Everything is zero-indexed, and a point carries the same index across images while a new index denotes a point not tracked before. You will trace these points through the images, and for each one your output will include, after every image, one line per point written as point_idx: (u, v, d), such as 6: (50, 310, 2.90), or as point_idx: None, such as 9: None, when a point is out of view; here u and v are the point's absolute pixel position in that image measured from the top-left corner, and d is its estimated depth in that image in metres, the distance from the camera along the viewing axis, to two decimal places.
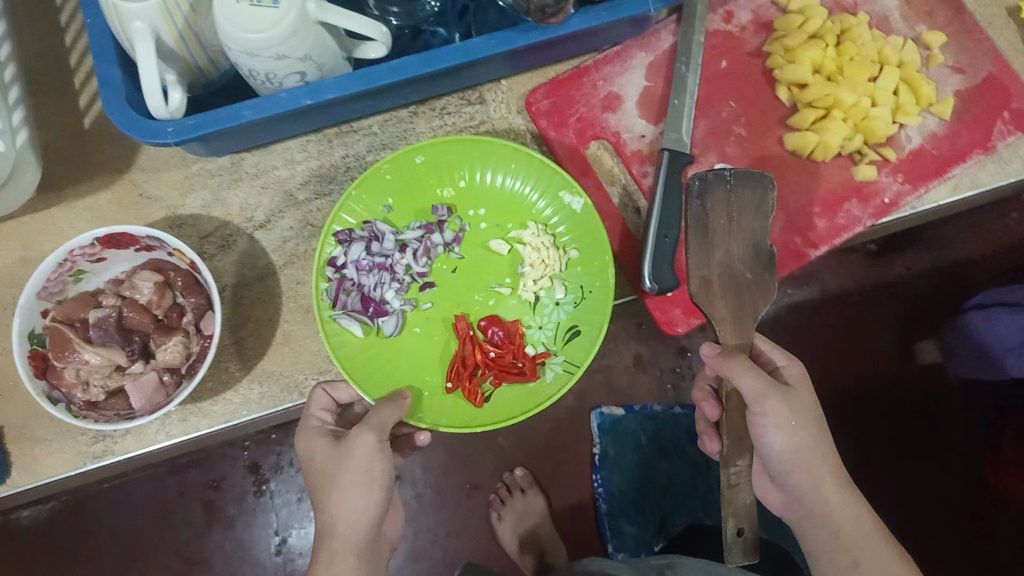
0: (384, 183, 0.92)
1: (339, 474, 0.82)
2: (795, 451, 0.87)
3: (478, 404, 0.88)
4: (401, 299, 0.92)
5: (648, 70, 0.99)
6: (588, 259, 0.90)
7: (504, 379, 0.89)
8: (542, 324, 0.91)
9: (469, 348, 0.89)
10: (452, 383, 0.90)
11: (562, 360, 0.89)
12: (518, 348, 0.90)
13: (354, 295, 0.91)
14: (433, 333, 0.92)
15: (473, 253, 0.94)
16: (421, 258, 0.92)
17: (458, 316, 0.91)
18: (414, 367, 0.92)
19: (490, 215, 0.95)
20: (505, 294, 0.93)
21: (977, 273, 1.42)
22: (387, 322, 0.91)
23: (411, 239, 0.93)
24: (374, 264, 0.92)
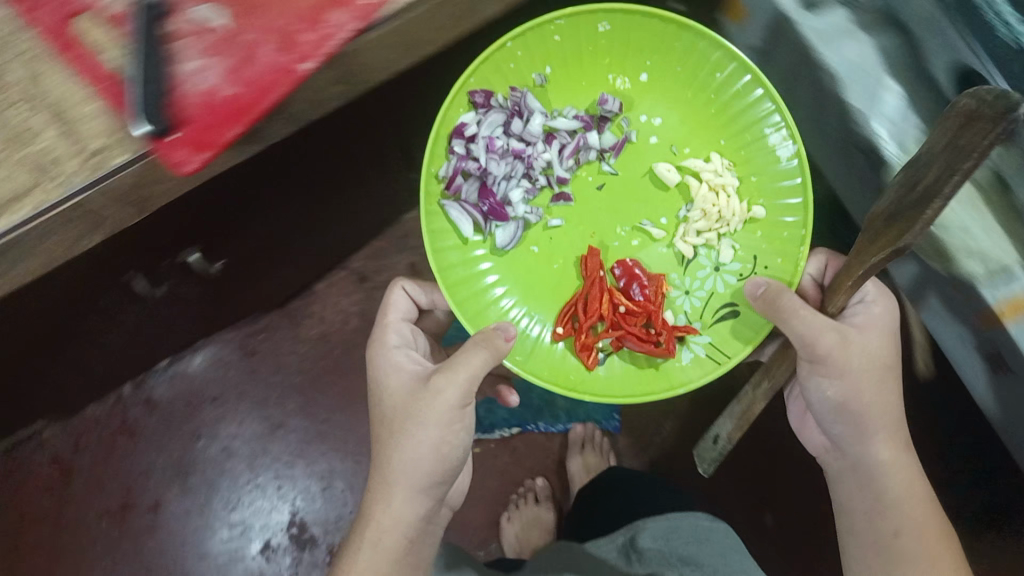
0: (552, 44, 0.84)
1: (410, 442, 0.72)
2: (842, 406, 0.75)
3: (588, 365, 0.85)
4: (527, 206, 0.87)
5: None
6: (772, 226, 0.86)
7: (623, 344, 0.84)
8: (689, 289, 0.87)
9: (599, 297, 0.84)
10: (563, 329, 0.86)
11: (706, 339, 0.86)
12: (658, 312, 0.84)
13: (472, 183, 0.86)
14: (557, 261, 0.89)
15: (632, 169, 0.88)
16: (564, 159, 0.87)
17: (591, 250, 0.86)
18: (530, 293, 0.89)
19: (665, 126, 0.89)
20: (653, 236, 0.87)
21: None
22: (500, 233, 0.87)
23: (560, 128, 0.86)
24: (507, 149, 0.86)
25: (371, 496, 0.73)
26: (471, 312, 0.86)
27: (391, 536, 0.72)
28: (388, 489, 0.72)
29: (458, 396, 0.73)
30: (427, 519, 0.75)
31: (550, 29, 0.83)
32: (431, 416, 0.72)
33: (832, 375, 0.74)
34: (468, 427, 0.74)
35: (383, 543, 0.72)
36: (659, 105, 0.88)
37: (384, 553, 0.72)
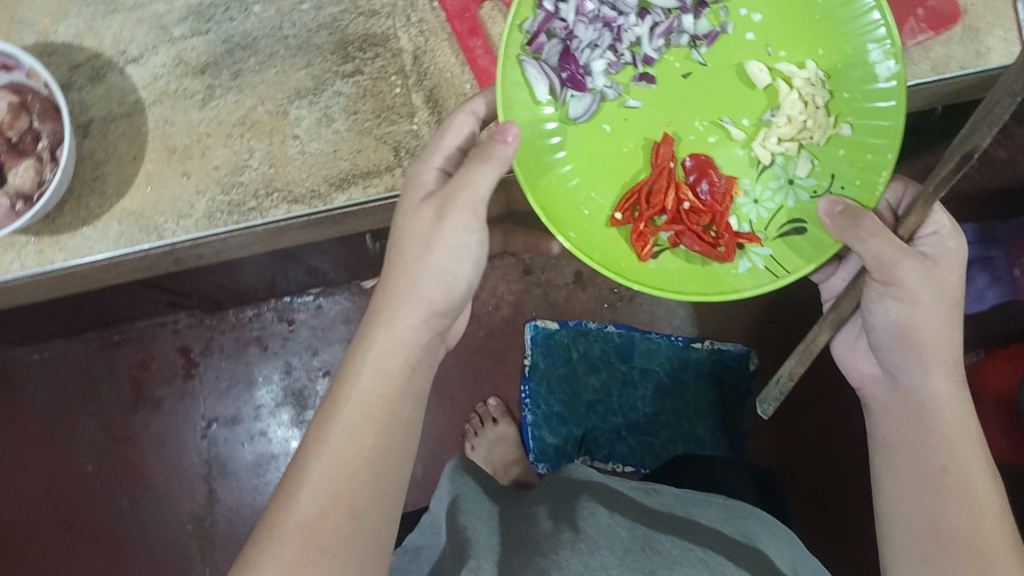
0: None
1: (421, 274, 0.63)
2: (906, 332, 0.64)
3: (643, 257, 0.69)
4: (607, 79, 0.70)
5: None
6: (857, 147, 0.68)
7: (683, 242, 0.69)
8: (759, 200, 0.71)
9: (663, 170, 0.70)
10: (620, 215, 0.70)
11: (769, 254, 0.69)
12: (724, 213, 0.70)
13: (558, 45, 0.68)
14: (625, 143, 0.71)
15: (722, 62, 0.70)
16: (657, 39, 0.69)
17: (665, 137, 0.70)
18: (594, 174, 0.71)
19: (767, 24, 0.69)
20: (732, 137, 0.71)
21: None
22: (576, 102, 0.69)
23: (657, 6, 0.68)
24: (597, 14, 0.69)
25: (375, 307, 0.64)
26: (541, 188, 0.68)
27: (363, 440, 0.60)
28: (401, 236, 0.64)
29: (467, 216, 0.62)
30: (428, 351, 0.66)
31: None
32: (442, 242, 0.63)
33: (897, 300, 0.63)
34: (477, 253, 0.65)
35: (392, 357, 0.63)
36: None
37: (376, 444, 0.60)
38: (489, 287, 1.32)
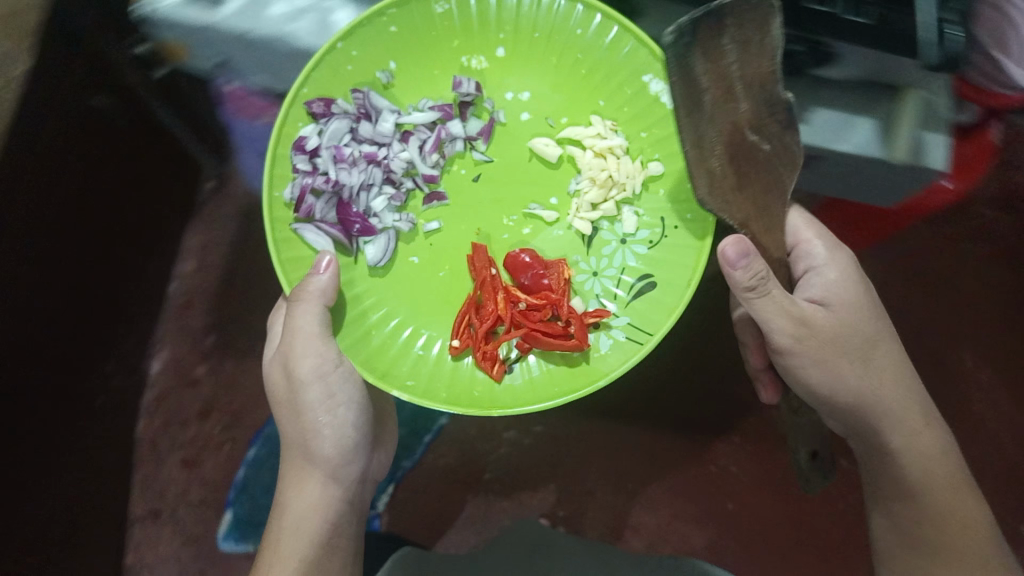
0: (392, 39, 0.69)
1: (305, 426, 0.65)
2: (821, 394, 0.63)
3: (496, 377, 0.65)
4: (396, 214, 0.69)
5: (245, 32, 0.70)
6: (673, 181, 0.68)
7: (535, 344, 0.64)
8: (597, 271, 0.69)
9: (490, 285, 0.67)
10: (461, 342, 0.67)
11: (623, 325, 0.67)
12: (562, 299, 0.66)
13: (330, 198, 0.67)
14: (440, 265, 0.69)
15: (510, 154, 0.71)
16: (432, 155, 0.69)
17: (475, 247, 0.68)
18: (418, 312, 0.69)
19: (537, 101, 0.71)
20: (546, 219, 0.70)
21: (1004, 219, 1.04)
22: (372, 246, 0.68)
23: (418, 125, 0.69)
24: (357, 156, 0.69)
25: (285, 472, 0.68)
26: (362, 343, 0.67)
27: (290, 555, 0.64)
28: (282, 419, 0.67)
29: (313, 364, 0.63)
30: (350, 481, 0.69)
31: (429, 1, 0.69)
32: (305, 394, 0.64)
33: (818, 364, 0.61)
34: (349, 389, 0.65)
35: (299, 498, 0.66)
36: (529, 79, 0.71)
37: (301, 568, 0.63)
38: None
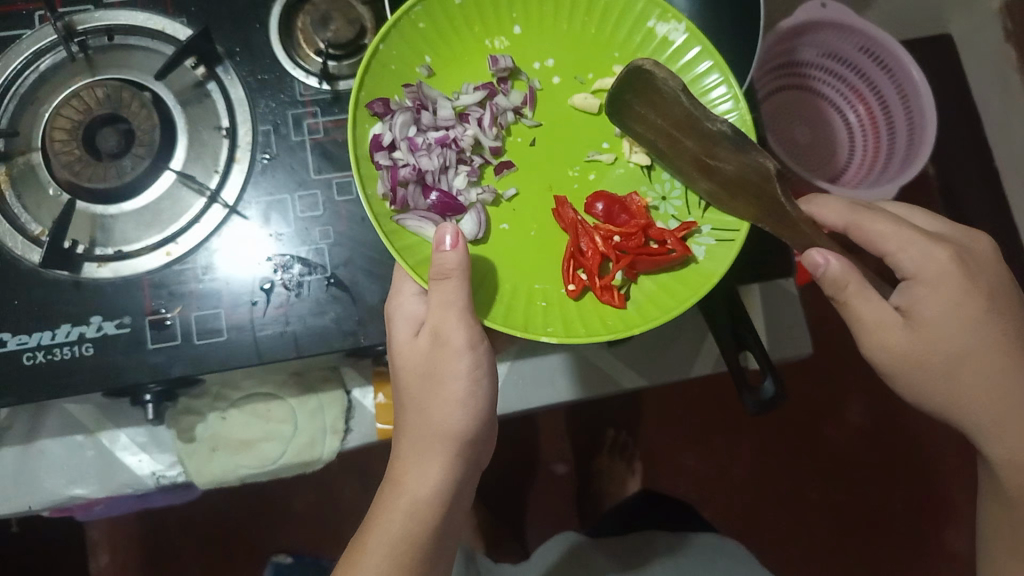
0: (419, 35, 0.62)
1: (437, 411, 0.56)
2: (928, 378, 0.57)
3: (619, 307, 0.59)
4: (477, 187, 0.63)
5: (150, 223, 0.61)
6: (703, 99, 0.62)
7: (641, 268, 0.60)
8: (666, 196, 0.63)
9: (586, 232, 0.61)
10: (576, 286, 0.60)
11: (711, 229, 0.61)
12: (651, 223, 0.61)
13: (414, 184, 0.61)
14: (529, 227, 0.63)
15: (556, 114, 0.65)
16: (490, 128, 0.63)
17: (558, 198, 0.62)
18: (522, 269, 0.62)
19: (564, 64, 0.66)
20: (607, 161, 0.64)
21: None
22: (466, 222, 0.61)
23: (470, 104, 0.64)
24: (430, 140, 0.63)
25: (399, 458, 0.57)
26: (495, 301, 0.59)
27: (399, 531, 0.55)
28: (416, 398, 0.57)
29: (466, 336, 0.55)
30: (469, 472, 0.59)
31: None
32: (447, 370, 0.55)
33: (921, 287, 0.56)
34: (490, 367, 0.57)
35: (409, 493, 0.56)
36: (548, 46, 0.66)
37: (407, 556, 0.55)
38: (254, 538, 1.19)
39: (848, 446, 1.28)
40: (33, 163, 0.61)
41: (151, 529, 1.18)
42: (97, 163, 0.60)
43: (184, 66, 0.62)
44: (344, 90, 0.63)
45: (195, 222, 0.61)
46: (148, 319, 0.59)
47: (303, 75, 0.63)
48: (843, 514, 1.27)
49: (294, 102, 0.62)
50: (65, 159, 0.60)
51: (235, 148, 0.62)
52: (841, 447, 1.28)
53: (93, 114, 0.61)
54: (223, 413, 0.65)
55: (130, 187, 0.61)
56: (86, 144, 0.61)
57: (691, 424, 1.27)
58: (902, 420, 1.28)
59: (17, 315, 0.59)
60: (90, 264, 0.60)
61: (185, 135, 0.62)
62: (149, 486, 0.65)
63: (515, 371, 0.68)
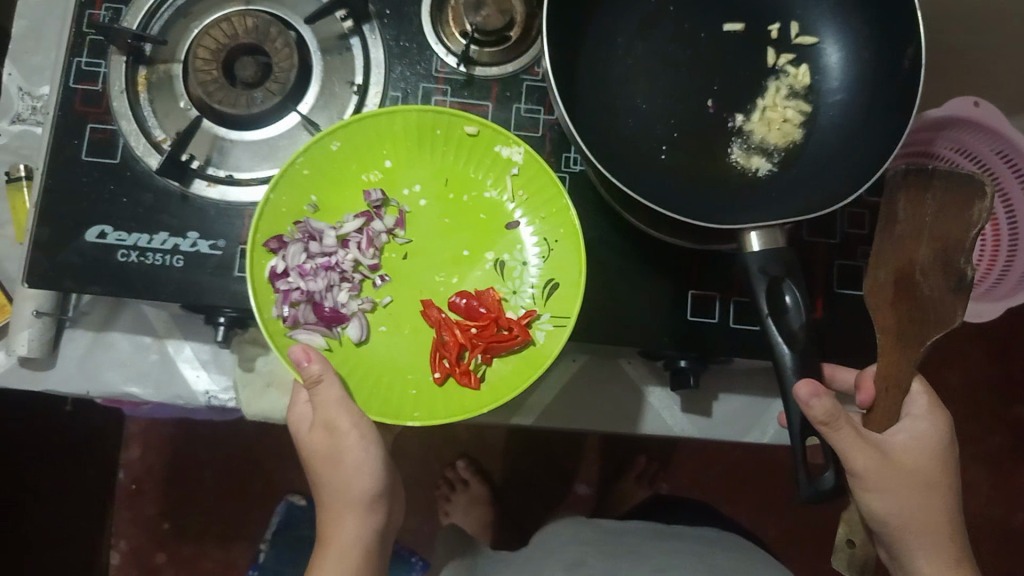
0: (301, 179, 0.60)
1: (353, 479, 0.58)
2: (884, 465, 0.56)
3: (476, 389, 0.60)
4: (357, 298, 0.61)
5: (262, 158, 0.63)
6: (540, 202, 0.62)
7: (495, 353, 0.60)
8: (518, 291, 0.62)
9: (445, 326, 0.60)
10: (439, 373, 0.60)
11: (551, 315, 0.60)
12: (501, 313, 0.61)
13: (303, 304, 0.60)
14: (403, 328, 0.62)
15: (427, 233, 0.63)
16: (368, 250, 0.62)
17: (426, 302, 0.61)
18: (395, 378, 0.61)
19: (428, 193, 0.64)
20: (464, 266, 0.63)
21: None
22: (351, 327, 0.60)
23: (351, 231, 0.62)
24: (315, 265, 0.61)
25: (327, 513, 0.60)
26: (372, 393, 0.59)
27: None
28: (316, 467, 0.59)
29: (348, 415, 0.56)
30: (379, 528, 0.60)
31: (322, 140, 0.60)
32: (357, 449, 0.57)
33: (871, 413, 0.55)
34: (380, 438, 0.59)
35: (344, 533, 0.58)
36: (415, 176, 0.64)
37: None
38: (279, 470, 1.23)
39: None
40: (173, 73, 0.63)
41: (186, 441, 1.22)
42: (230, 89, 0.62)
43: (334, 17, 0.64)
44: (479, 75, 0.64)
45: None
46: (241, 247, 0.61)
47: (444, 52, 0.64)
48: None
49: (428, 75, 0.64)
50: (202, 77, 0.62)
51: (362, 107, 0.63)
52: None
53: (236, 41, 0.62)
54: None
55: (256, 119, 0.62)
56: (224, 68, 0.63)
57: (720, 480, 1.24)
58: None
59: (122, 212, 0.61)
60: (200, 180, 0.62)
61: (318, 83, 0.64)
62: (200, 403, 0.67)
63: (574, 385, 0.69)
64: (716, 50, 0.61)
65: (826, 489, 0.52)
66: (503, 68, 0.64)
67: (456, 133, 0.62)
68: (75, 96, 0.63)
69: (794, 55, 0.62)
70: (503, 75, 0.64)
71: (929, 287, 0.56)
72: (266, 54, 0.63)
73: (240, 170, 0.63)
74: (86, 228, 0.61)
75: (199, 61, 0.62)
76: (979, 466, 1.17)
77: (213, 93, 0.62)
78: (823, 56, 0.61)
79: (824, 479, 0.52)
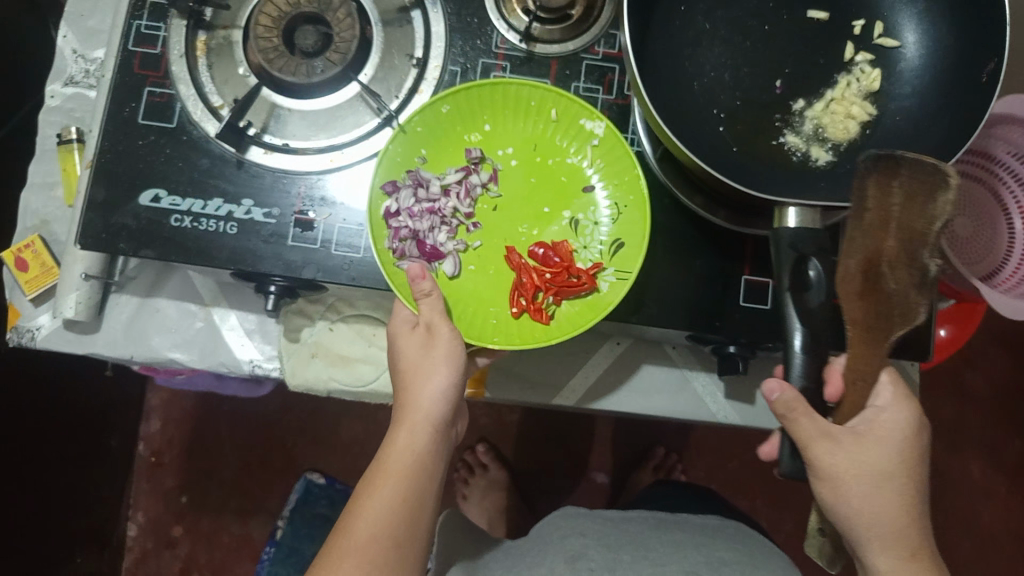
0: (414, 133, 0.63)
1: (435, 378, 0.56)
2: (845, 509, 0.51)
3: (546, 323, 0.61)
4: (454, 241, 0.63)
5: (318, 128, 0.63)
6: (614, 169, 0.63)
7: (564, 297, 0.61)
8: (589, 246, 0.64)
9: (524, 268, 0.62)
10: (518, 307, 0.62)
11: (615, 269, 0.62)
12: (570, 262, 0.62)
13: (410, 240, 0.62)
14: (490, 269, 0.64)
15: (518, 188, 0.64)
16: (466, 201, 0.63)
17: (508, 247, 0.63)
18: (478, 317, 0.62)
19: (522, 154, 0.65)
20: (546, 220, 0.64)
21: (973, 450, 1.17)
22: (447, 263, 0.63)
23: (452, 182, 0.64)
24: (421, 207, 0.63)
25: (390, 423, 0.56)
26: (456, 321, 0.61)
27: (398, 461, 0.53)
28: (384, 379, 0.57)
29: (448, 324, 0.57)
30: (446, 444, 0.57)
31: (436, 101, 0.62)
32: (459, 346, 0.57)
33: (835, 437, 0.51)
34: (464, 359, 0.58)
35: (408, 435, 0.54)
36: (513, 136, 0.65)
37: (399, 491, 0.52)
38: (296, 448, 1.22)
39: None
40: (232, 40, 0.63)
41: (207, 416, 1.22)
42: (290, 57, 0.62)
43: None
44: (539, 53, 0.63)
45: (364, 139, 0.62)
46: (295, 216, 0.61)
47: (505, 28, 0.63)
48: None
49: (488, 51, 0.63)
50: (263, 45, 0.62)
51: (420, 81, 0.63)
52: None
53: (298, 10, 0.62)
54: (332, 325, 0.67)
55: (314, 88, 0.62)
56: (284, 35, 0.62)
57: (738, 476, 1.24)
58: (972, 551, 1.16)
59: (178, 178, 0.61)
60: (256, 148, 0.62)
61: (377, 54, 0.63)
62: (244, 372, 0.67)
63: (619, 369, 0.69)
64: (782, 39, 0.61)
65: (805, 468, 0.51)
66: (564, 46, 0.63)
67: (539, 97, 0.63)
68: (134, 59, 0.62)
69: (874, 55, 0.61)
70: (563, 53, 0.64)
71: (893, 279, 0.49)
72: (327, 24, 0.62)
73: (297, 140, 0.62)
74: (140, 192, 0.61)
75: (261, 28, 0.62)
76: (998, 474, 1.17)
77: (273, 61, 0.62)
78: (901, 58, 0.60)
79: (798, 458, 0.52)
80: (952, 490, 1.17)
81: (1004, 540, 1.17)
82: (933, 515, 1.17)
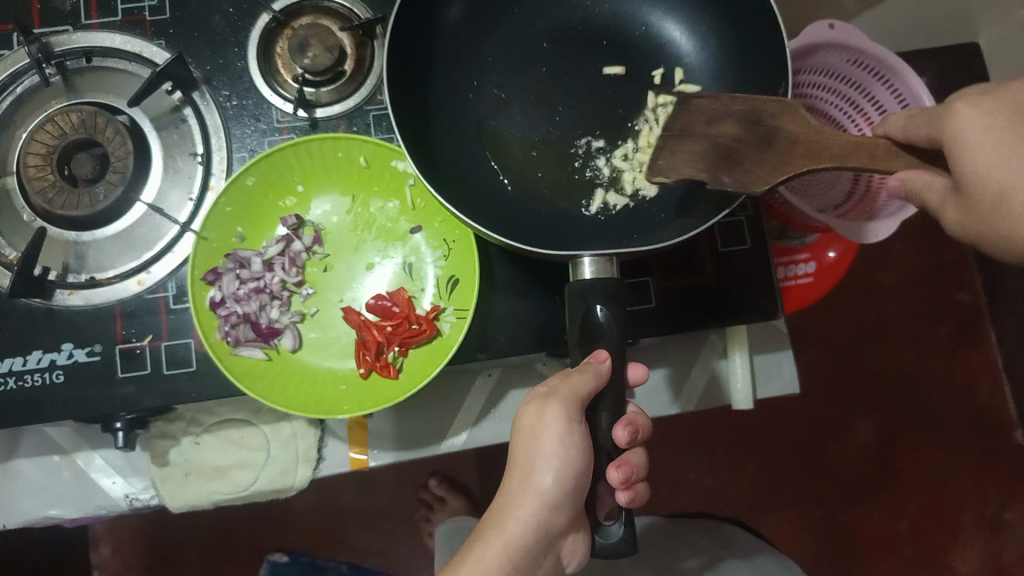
0: (224, 214, 0.59)
1: (540, 468, 0.46)
2: None
3: (394, 379, 0.58)
4: (287, 314, 0.60)
5: (122, 253, 0.61)
6: (434, 204, 0.62)
7: (412, 346, 0.59)
8: (425, 288, 0.62)
9: (363, 325, 0.59)
10: (364, 367, 0.59)
11: (454, 308, 0.60)
12: (410, 310, 0.60)
13: (243, 325, 0.58)
14: (333, 332, 0.61)
15: (346, 246, 0.62)
16: (293, 272, 0.60)
17: (346, 308, 0.60)
18: (330, 388, 0.59)
19: (342, 208, 0.62)
20: (377, 269, 0.62)
21: (906, 347, 1.15)
22: (285, 337, 0.60)
23: (275, 255, 0.60)
24: (247, 287, 0.59)
25: (482, 528, 0.49)
26: (307, 396, 0.58)
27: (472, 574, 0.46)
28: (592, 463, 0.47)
29: (588, 384, 0.45)
30: (543, 549, 0.48)
31: (239, 177, 0.58)
32: (536, 424, 0.47)
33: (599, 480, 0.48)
34: (587, 438, 0.46)
35: (493, 549, 0.47)
36: (329, 193, 0.62)
37: None
38: (252, 535, 1.20)
39: (867, 469, 1.15)
40: (8, 187, 0.61)
41: (156, 529, 1.20)
42: (70, 190, 0.60)
43: (161, 91, 0.62)
44: (322, 117, 0.62)
45: (167, 251, 0.61)
46: (118, 347, 0.59)
47: (280, 101, 0.61)
48: (863, 537, 1.14)
49: (270, 127, 0.62)
50: (39, 186, 0.59)
51: (210, 176, 0.61)
52: (860, 466, 1.15)
53: (65, 138, 0.60)
54: (198, 438, 0.65)
55: (104, 214, 0.60)
56: (59, 168, 0.60)
57: None
58: (933, 446, 1.14)
59: None
60: (62, 290, 0.60)
61: (159, 162, 0.62)
62: (124, 508, 0.65)
63: (498, 401, 0.67)
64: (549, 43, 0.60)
65: (617, 540, 0.46)
66: (345, 104, 0.62)
67: (344, 152, 0.60)
68: None
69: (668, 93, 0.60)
70: (346, 110, 0.62)
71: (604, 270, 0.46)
72: (99, 145, 0.60)
73: (103, 271, 0.61)
74: None
75: (32, 169, 0.60)
76: (937, 363, 1.14)
77: (53, 201, 0.60)
78: (668, 46, 0.62)
79: (612, 528, 0.46)
80: (894, 390, 1.15)
81: (968, 424, 1.14)
82: (883, 418, 1.15)
